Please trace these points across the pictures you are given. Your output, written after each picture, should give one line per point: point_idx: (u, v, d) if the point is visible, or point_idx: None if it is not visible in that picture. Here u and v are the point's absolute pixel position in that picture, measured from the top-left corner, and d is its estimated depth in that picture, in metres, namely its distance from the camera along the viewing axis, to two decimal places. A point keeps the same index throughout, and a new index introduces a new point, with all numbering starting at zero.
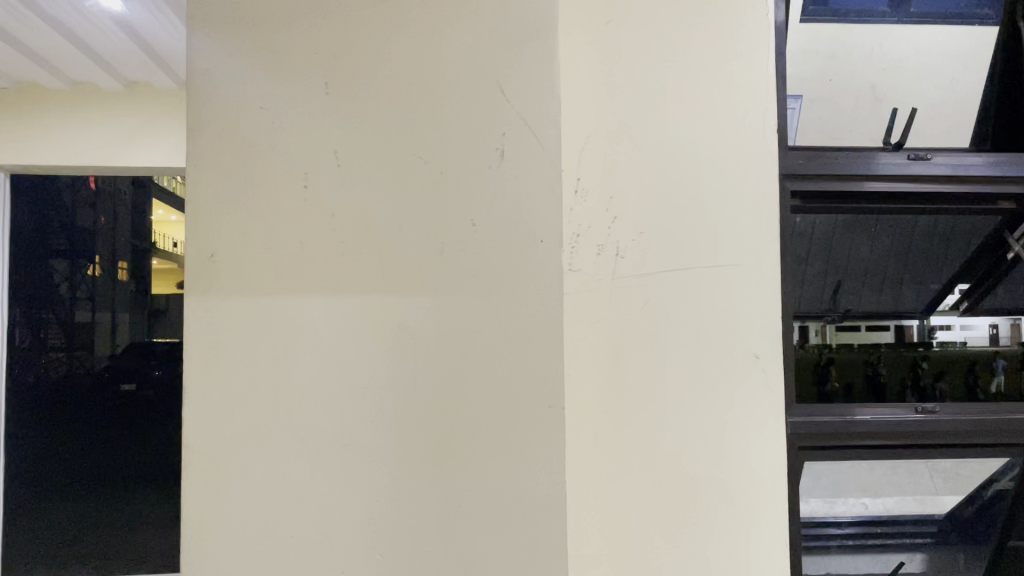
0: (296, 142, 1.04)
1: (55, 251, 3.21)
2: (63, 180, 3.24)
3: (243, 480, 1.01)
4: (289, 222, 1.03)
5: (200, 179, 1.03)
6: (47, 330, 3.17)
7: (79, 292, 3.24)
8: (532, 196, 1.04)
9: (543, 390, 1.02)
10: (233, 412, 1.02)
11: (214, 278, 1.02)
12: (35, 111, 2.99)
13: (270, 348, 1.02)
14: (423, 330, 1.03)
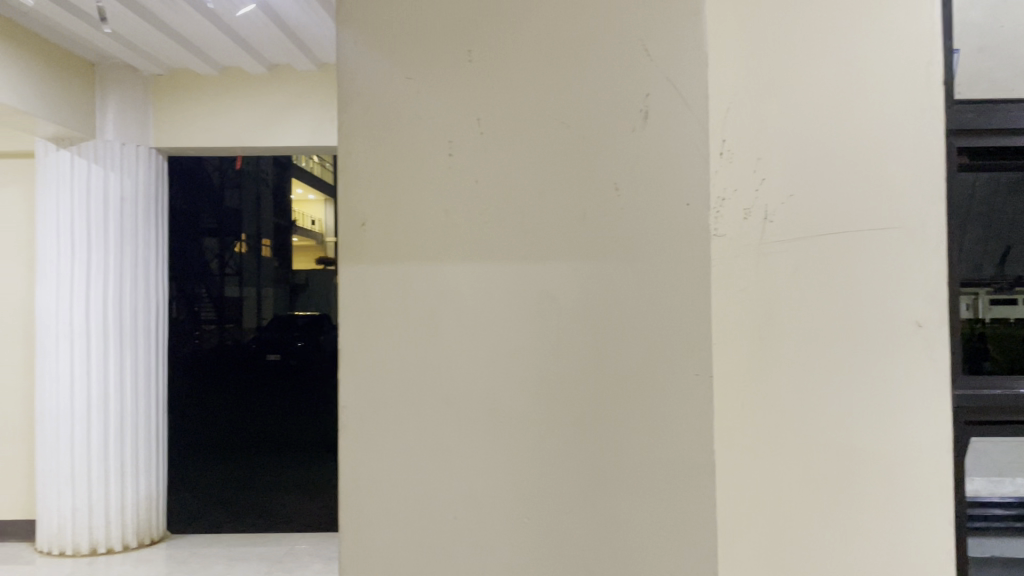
0: (441, 112, 1.05)
1: (206, 230, 3.71)
2: (212, 162, 3.77)
3: (393, 443, 1.04)
4: (435, 189, 1.05)
5: (350, 152, 1.06)
6: (201, 306, 3.65)
7: (229, 267, 3.74)
8: (675, 159, 1.03)
9: (690, 357, 1.02)
10: (383, 376, 1.05)
11: (364, 245, 1.05)
12: (188, 96, 3.23)
13: (418, 312, 1.05)
14: (568, 295, 1.03)
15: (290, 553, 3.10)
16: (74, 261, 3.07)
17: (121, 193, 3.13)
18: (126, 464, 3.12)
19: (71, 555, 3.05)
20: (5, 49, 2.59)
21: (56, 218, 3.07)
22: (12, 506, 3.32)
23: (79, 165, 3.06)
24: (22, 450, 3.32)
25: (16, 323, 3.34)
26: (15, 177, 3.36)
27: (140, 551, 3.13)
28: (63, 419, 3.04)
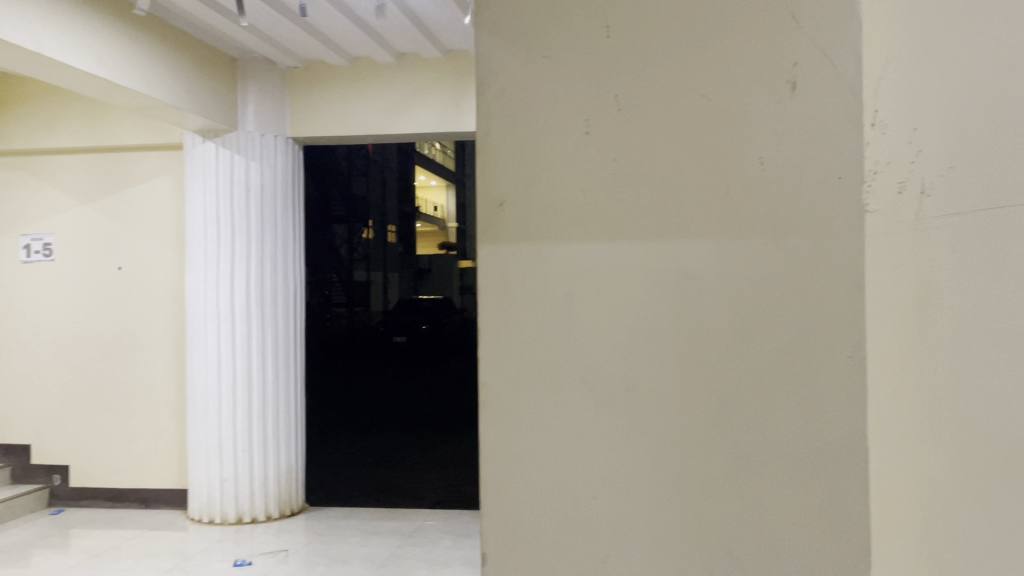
0: (580, 90, 1.04)
1: (336, 218, 3.92)
2: (342, 151, 3.92)
3: (532, 422, 1.05)
4: (573, 169, 1.04)
5: (489, 132, 1.06)
6: (331, 289, 3.92)
7: (358, 252, 3.91)
8: (825, 131, 0.99)
9: (841, 339, 0.98)
10: (522, 355, 1.05)
11: (504, 225, 1.06)
12: (321, 87, 3.37)
13: (555, 291, 1.04)
14: (711, 274, 1.01)
15: (420, 529, 3.22)
16: (220, 247, 3.26)
17: (261, 182, 3.30)
18: (267, 439, 3.30)
19: (219, 523, 3.27)
20: (155, 48, 2.78)
21: (202, 206, 3.27)
22: (166, 475, 3.57)
23: (223, 156, 3.26)
24: (174, 424, 3.56)
25: (168, 305, 3.58)
26: (166, 168, 3.58)
27: (281, 521, 3.31)
28: (211, 395, 3.25)
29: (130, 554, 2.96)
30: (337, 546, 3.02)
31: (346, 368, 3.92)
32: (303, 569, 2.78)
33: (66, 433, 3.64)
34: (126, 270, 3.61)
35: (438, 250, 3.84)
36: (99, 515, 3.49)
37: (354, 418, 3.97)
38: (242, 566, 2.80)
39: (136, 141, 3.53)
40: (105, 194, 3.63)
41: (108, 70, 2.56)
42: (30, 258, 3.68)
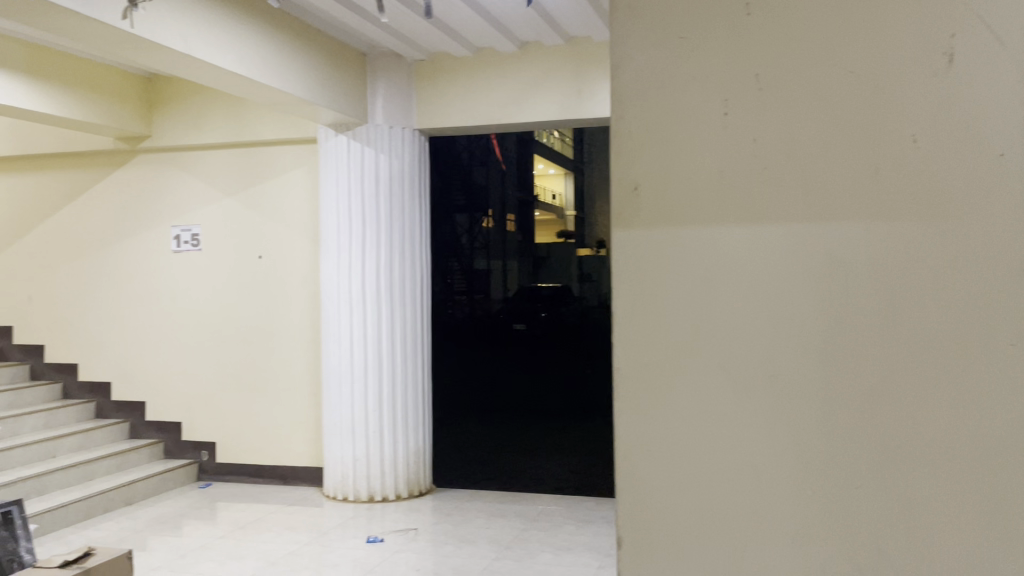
0: (718, 71, 1.02)
1: (457, 207, 3.99)
2: (462, 141, 3.98)
3: (668, 408, 1.04)
4: (711, 150, 1.02)
5: (624, 116, 1.05)
6: (452, 277, 4.01)
7: (478, 241, 3.98)
8: (986, 106, 0.93)
9: (1002, 327, 0.93)
10: (658, 343, 1.04)
11: (638, 209, 1.05)
12: (446, 78, 3.44)
13: (693, 275, 1.03)
14: (859, 257, 0.97)
15: (544, 514, 3.26)
16: (352, 236, 3.40)
17: (390, 172, 3.41)
18: (396, 422, 3.42)
19: (353, 501, 3.43)
20: (291, 45, 2.92)
21: (334, 197, 3.42)
22: (303, 453, 3.76)
23: (354, 149, 3.40)
24: (309, 405, 3.74)
25: (305, 292, 3.75)
26: (301, 161, 3.75)
27: (409, 501, 3.43)
28: (345, 378, 3.41)
29: (271, 527, 3.15)
30: (463, 526, 3.10)
31: (467, 355, 4.00)
32: (431, 548, 2.88)
33: (213, 412, 3.88)
34: (266, 258, 3.81)
35: (555, 239, 3.87)
36: (242, 489, 3.72)
37: (473, 405, 4.00)
38: (374, 543, 2.93)
39: (274, 135, 3.71)
40: (246, 186, 3.83)
41: (249, 68, 2.70)
42: (180, 248, 3.93)
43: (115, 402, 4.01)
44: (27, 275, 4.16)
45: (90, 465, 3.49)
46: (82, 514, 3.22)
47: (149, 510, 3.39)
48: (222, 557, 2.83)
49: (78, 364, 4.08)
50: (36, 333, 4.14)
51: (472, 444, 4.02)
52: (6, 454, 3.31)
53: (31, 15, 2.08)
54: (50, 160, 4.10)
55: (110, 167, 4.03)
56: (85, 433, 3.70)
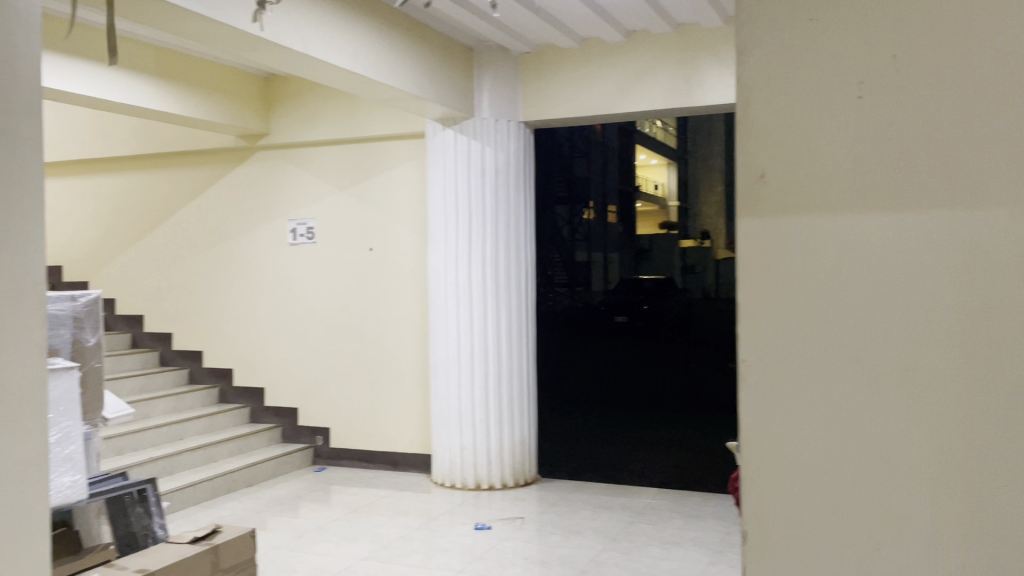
0: (851, 52, 0.99)
1: (558, 199, 4.01)
2: (564, 133, 3.99)
3: (796, 398, 1.01)
4: (843, 135, 0.99)
5: (750, 102, 1.03)
6: (554, 269, 4.03)
7: (579, 233, 3.98)
8: None
9: None
10: (786, 333, 1.02)
11: (765, 196, 1.02)
12: (552, 70, 3.45)
13: (823, 263, 1.00)
14: (1005, 245, 0.92)
15: (650, 507, 3.23)
16: (459, 228, 3.46)
17: (495, 165, 3.44)
18: (501, 412, 3.46)
19: (460, 488, 3.50)
20: (402, 42, 2.99)
21: (441, 191, 3.48)
22: (411, 441, 3.85)
23: (461, 142, 3.45)
24: (418, 394, 3.83)
25: (414, 283, 3.84)
26: (410, 155, 3.84)
27: (515, 490, 3.47)
28: (452, 368, 3.47)
29: (383, 511, 3.24)
30: (569, 517, 3.12)
31: (569, 347, 4.01)
32: (538, 537, 2.91)
33: (326, 399, 4.03)
34: (377, 250, 3.91)
35: (657, 230, 3.82)
36: (355, 474, 3.84)
37: (575, 397, 4.00)
38: (482, 530, 2.99)
39: (383, 130, 3.80)
40: (358, 180, 3.95)
41: (363, 66, 2.78)
42: (296, 241, 4.09)
43: (236, 387, 4.22)
44: (156, 267, 4.41)
45: (215, 447, 3.68)
46: (207, 493, 3.40)
47: (268, 491, 3.55)
48: (337, 538, 2.94)
49: (202, 351, 4.31)
50: (165, 322, 4.39)
51: (574, 436, 4.00)
52: (140, 435, 3.53)
53: (165, 20, 2.20)
54: (176, 158, 4.33)
55: (231, 163, 4.23)
56: (210, 417, 3.91)
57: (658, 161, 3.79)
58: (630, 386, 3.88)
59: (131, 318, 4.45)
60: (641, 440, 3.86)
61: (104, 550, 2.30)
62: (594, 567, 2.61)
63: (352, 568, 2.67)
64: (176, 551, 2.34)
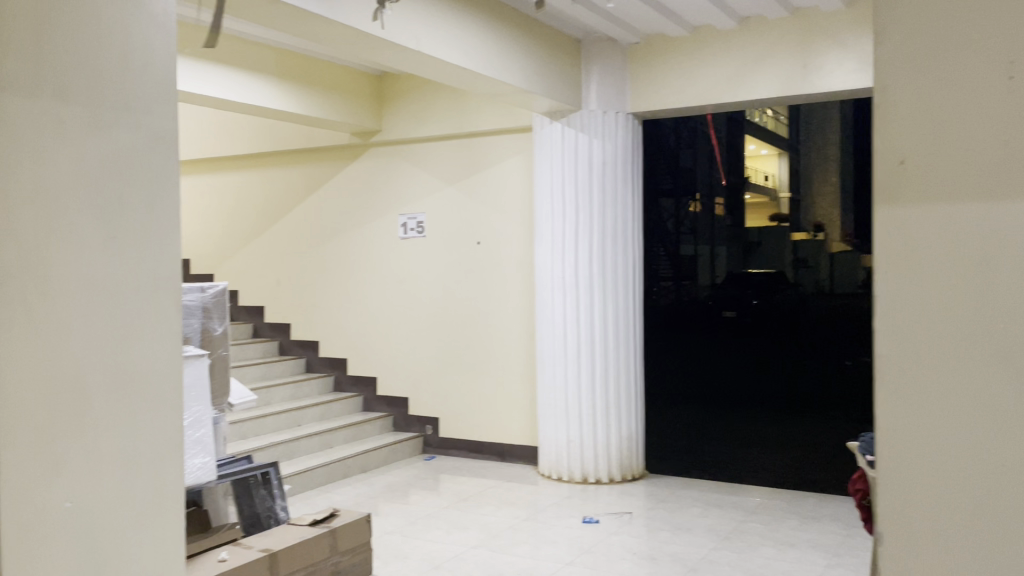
0: (1013, 15, 0.80)
1: (663, 191, 3.94)
2: (670, 124, 3.92)
3: (947, 446, 0.82)
4: (1006, 121, 0.80)
5: (885, 84, 0.85)
6: (659, 263, 3.97)
7: (685, 226, 3.90)
8: None
9: None
10: (934, 365, 0.83)
11: (907, 200, 0.84)
12: (661, 60, 3.40)
13: (982, 279, 0.81)
14: None
15: (763, 507, 3.15)
16: (566, 222, 3.45)
17: (603, 157, 3.42)
18: (609, 406, 3.44)
19: (568, 481, 3.50)
20: (511, 36, 3.01)
21: (549, 184, 3.49)
22: (518, 432, 3.88)
23: (569, 136, 3.44)
24: (525, 386, 3.86)
25: (520, 276, 3.86)
26: (517, 149, 3.86)
27: (623, 485, 3.45)
28: (559, 361, 3.48)
29: (492, 501, 3.28)
30: (679, 514, 3.08)
31: (675, 342, 3.94)
32: (647, 532, 2.88)
33: (435, 389, 4.11)
34: (485, 243, 3.95)
35: (767, 222, 3.70)
36: (464, 464, 3.91)
37: (681, 392, 3.93)
38: (590, 523, 2.98)
39: (492, 124, 3.84)
40: (466, 174, 4.00)
41: (474, 62, 2.82)
42: (407, 235, 4.19)
43: (351, 377, 4.36)
44: (276, 261, 4.60)
45: (330, 434, 3.81)
46: (324, 478, 3.53)
47: (380, 478, 3.65)
48: (448, 526, 3.00)
49: (318, 341, 4.47)
50: (284, 313, 4.58)
51: (680, 433, 3.94)
52: (262, 421, 3.70)
53: (287, 22, 2.29)
54: (294, 155, 4.50)
55: (346, 160, 4.37)
56: (326, 405, 4.05)
57: (769, 151, 3.69)
58: (737, 383, 3.80)
59: (253, 309, 4.66)
60: (750, 438, 3.77)
61: (231, 528, 2.43)
62: (706, 566, 2.56)
63: (463, 556, 2.71)
64: (297, 533, 2.44)
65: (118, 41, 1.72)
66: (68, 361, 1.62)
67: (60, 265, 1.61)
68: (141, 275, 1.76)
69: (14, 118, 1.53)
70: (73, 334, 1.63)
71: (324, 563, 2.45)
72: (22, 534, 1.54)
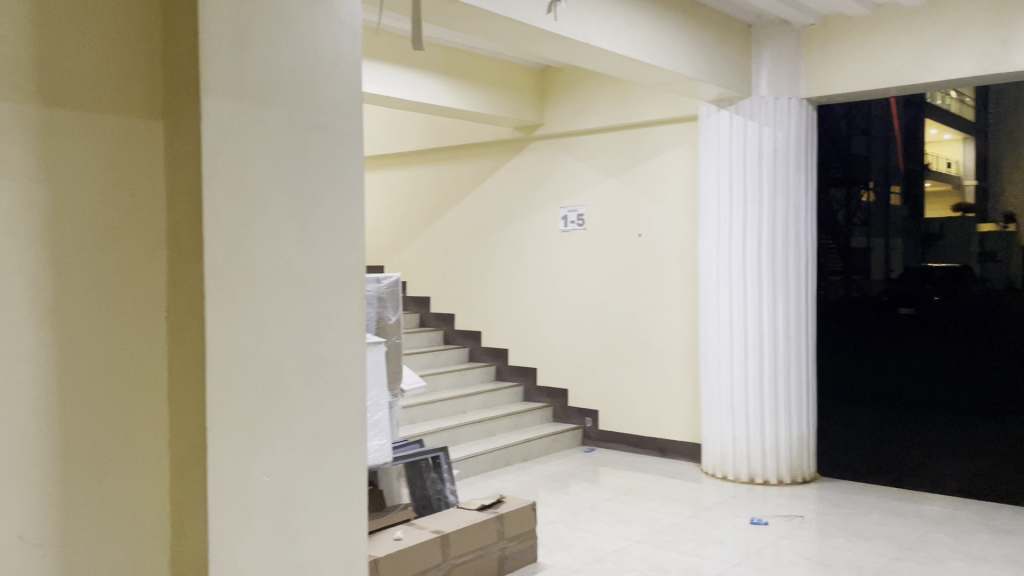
0: None
1: (833, 181, 3.74)
2: (841, 109, 3.71)
3: None
4: None
5: None
6: (828, 256, 3.77)
7: (856, 217, 3.69)
8: None
9: None
10: None
11: None
12: (838, 42, 3.23)
13: None
14: None
15: (951, 518, 2.94)
16: (733, 213, 3.35)
17: (774, 146, 3.29)
18: (778, 404, 3.31)
19: (733, 480, 3.41)
20: (680, 24, 2.95)
21: (715, 174, 3.40)
22: (680, 428, 3.82)
23: (737, 124, 3.33)
24: (688, 380, 3.78)
25: (683, 269, 3.79)
26: (681, 139, 3.78)
27: (793, 487, 3.32)
28: (724, 357, 3.39)
29: (655, 496, 3.25)
30: (855, 520, 2.92)
31: (846, 339, 3.73)
32: (820, 538, 2.75)
33: (595, 381, 4.11)
34: (646, 235, 3.91)
35: (949, 213, 3.44)
36: (625, 457, 3.89)
37: (851, 392, 3.72)
38: (758, 525, 2.89)
39: (656, 114, 3.79)
40: (628, 166, 3.97)
41: (642, 51, 2.78)
42: (567, 228, 4.20)
43: (512, 366, 4.43)
44: (441, 252, 4.75)
45: (493, 422, 3.90)
46: (487, 465, 3.61)
47: (542, 468, 3.69)
48: (611, 519, 3.00)
49: (481, 331, 4.57)
50: (449, 303, 4.72)
51: (849, 435, 3.73)
52: (429, 407, 3.83)
53: (462, 20, 2.35)
54: (459, 150, 4.63)
55: (509, 153, 4.44)
56: (489, 394, 4.14)
57: (953, 134, 3.41)
58: (913, 385, 3.55)
59: (419, 299, 4.83)
60: (929, 444, 3.51)
61: (404, 509, 2.53)
62: None
63: (627, 549, 2.70)
64: (467, 517, 2.51)
65: (311, 46, 1.83)
66: (267, 345, 1.74)
67: (259, 256, 1.73)
68: (329, 266, 1.86)
69: (222, 120, 1.66)
70: (271, 320, 1.75)
71: (493, 548, 2.51)
72: (227, 503, 1.67)
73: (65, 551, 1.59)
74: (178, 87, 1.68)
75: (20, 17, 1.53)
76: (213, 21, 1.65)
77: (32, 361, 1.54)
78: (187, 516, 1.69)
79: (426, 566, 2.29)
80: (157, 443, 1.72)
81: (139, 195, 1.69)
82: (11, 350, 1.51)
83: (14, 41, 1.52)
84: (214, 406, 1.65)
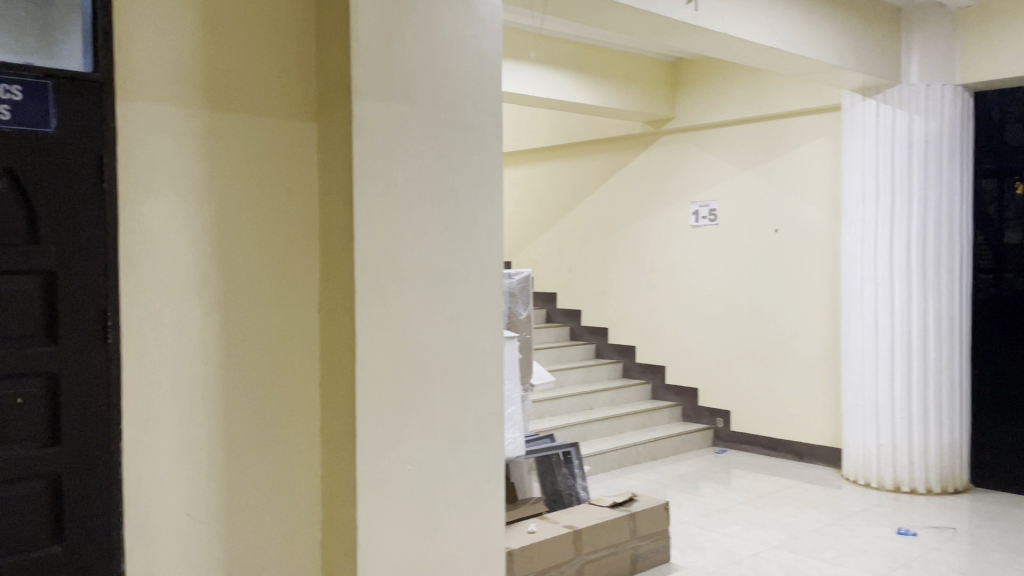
0: None
1: (984, 172, 3.49)
2: (993, 96, 3.46)
3: None
4: None
5: None
6: (978, 253, 3.52)
7: (1010, 211, 3.43)
8: None
9: None
10: None
11: None
12: (997, 24, 3.02)
13: None
14: None
15: None
16: (879, 207, 3.19)
17: (925, 135, 3.11)
18: (927, 410, 3.13)
19: (877, 487, 3.25)
20: (823, 11, 2.83)
21: (861, 167, 3.24)
22: (818, 431, 3.68)
23: (885, 114, 3.17)
24: (827, 382, 3.64)
25: (824, 266, 3.64)
26: (822, 131, 3.63)
27: (943, 498, 3.13)
28: (868, 358, 3.24)
29: (792, 501, 3.14)
30: (1014, 536, 2.72)
31: (999, 342, 3.48)
32: (975, 552, 2.58)
33: (726, 381, 4.02)
34: (783, 231, 3.78)
35: None
36: (758, 460, 3.78)
37: (1003, 399, 3.47)
38: (905, 536, 2.74)
39: (794, 106, 3.65)
40: (765, 160, 3.84)
41: (783, 41, 2.69)
42: (698, 223, 4.12)
43: (640, 364, 4.39)
44: (569, 248, 4.76)
45: (621, 420, 3.87)
46: (616, 462, 3.59)
47: (672, 467, 3.63)
48: (746, 523, 2.91)
49: (608, 328, 4.55)
50: (576, 299, 4.72)
51: (1000, 444, 3.48)
52: (558, 402, 3.84)
53: (599, 15, 2.33)
54: (587, 145, 4.62)
55: (638, 148, 4.39)
56: (616, 391, 4.11)
57: None
58: None
59: (546, 295, 4.85)
60: None
61: (537, 503, 2.55)
62: None
63: (764, 555, 2.62)
64: (599, 514, 2.50)
65: (454, 46, 1.86)
66: (412, 339, 1.79)
67: (405, 252, 1.77)
68: (470, 262, 1.89)
69: (371, 121, 1.71)
70: (416, 315, 1.79)
71: (625, 546, 2.49)
72: (375, 491, 1.73)
73: (229, 529, 1.69)
74: (331, 90, 1.75)
75: (190, 28, 1.63)
76: (363, 26, 1.70)
77: (201, 350, 1.64)
78: (338, 501, 1.76)
79: (560, 561, 2.30)
80: (309, 431, 1.80)
81: (295, 194, 1.77)
82: (182, 340, 1.62)
83: (186, 50, 1.62)
84: (363, 397, 1.70)
